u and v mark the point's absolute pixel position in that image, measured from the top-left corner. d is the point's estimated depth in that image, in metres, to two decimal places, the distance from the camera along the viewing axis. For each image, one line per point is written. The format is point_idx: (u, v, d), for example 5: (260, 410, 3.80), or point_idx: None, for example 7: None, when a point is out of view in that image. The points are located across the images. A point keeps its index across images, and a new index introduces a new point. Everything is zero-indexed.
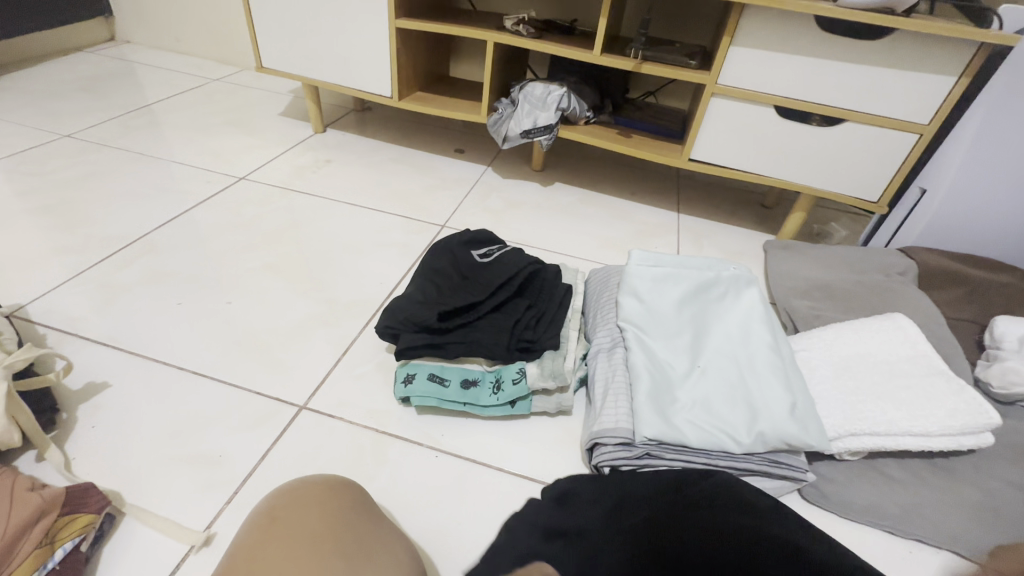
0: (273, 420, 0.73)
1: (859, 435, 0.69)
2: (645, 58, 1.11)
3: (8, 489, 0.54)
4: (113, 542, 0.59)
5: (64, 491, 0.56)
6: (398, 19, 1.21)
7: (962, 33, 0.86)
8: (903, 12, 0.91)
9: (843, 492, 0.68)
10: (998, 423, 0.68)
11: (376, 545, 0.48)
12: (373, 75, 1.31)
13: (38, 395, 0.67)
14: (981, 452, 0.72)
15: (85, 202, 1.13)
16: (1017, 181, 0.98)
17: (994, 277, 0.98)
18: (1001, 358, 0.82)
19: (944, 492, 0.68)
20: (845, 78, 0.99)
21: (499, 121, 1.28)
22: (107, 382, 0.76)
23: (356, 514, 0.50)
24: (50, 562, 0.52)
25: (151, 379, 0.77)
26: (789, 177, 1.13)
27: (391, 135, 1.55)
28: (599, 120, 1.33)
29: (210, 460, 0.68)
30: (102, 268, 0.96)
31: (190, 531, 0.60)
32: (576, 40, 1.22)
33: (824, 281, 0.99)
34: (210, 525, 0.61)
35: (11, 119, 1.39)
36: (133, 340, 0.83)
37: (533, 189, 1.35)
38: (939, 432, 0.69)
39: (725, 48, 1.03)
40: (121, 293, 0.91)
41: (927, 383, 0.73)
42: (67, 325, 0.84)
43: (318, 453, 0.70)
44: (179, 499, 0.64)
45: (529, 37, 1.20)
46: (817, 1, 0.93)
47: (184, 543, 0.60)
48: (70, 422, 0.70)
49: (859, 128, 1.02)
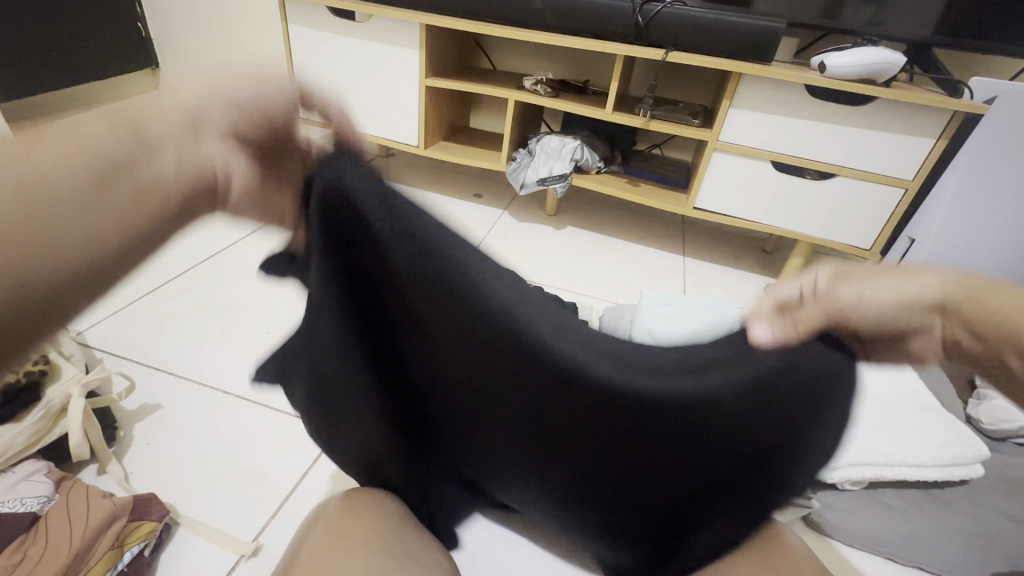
0: (312, 443, 0.78)
1: (859, 465, 0.74)
2: (653, 116, 1.21)
3: (84, 496, 0.60)
4: (168, 550, 0.64)
5: (131, 500, 0.62)
6: (428, 78, 1.34)
7: (937, 102, 0.97)
8: (883, 83, 1.02)
9: (847, 521, 0.72)
10: (986, 455, 0.75)
11: (421, 553, 0.53)
12: (402, 127, 1.43)
13: (103, 413, 0.74)
14: (975, 485, 0.77)
15: None
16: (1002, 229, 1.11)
17: None
18: (990, 396, 0.88)
19: (940, 520, 0.73)
20: (834, 138, 1.09)
21: (518, 169, 1.38)
22: (159, 403, 0.82)
23: (403, 524, 0.55)
24: (119, 564, 0.58)
25: (197, 400, 0.83)
26: (787, 225, 1.21)
27: (414, 180, 1.66)
28: (609, 169, 1.43)
29: (254, 477, 0.73)
30: (152, 298, 1.04)
31: (239, 541, 0.65)
32: (589, 99, 1.34)
33: None
34: (258, 537, 0.67)
35: None
36: (181, 364, 0.89)
37: (549, 232, 1.44)
38: (935, 463, 0.75)
39: (725, 109, 1.13)
40: (169, 321, 0.98)
41: (920, 418, 0.79)
42: (122, 350, 0.91)
43: (354, 475, 0.75)
44: (226, 514, 0.69)
45: (546, 95, 1.32)
46: (806, 71, 1.04)
47: (233, 553, 0.64)
48: (127, 439, 0.76)
49: (849, 182, 1.11)
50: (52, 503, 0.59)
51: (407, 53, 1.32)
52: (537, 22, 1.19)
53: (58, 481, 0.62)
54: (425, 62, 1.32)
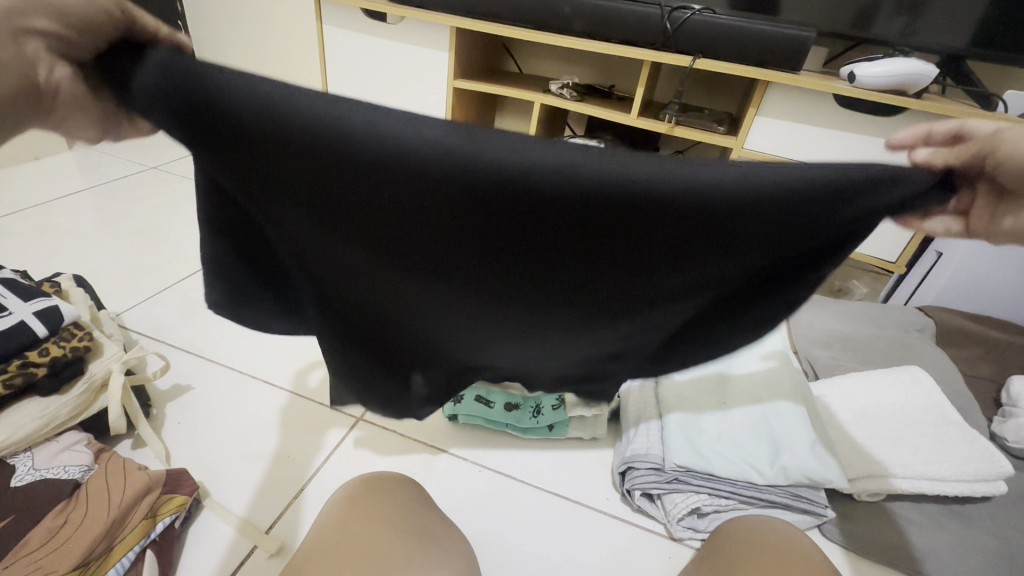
0: (333, 429, 0.81)
1: (878, 477, 0.74)
2: (678, 122, 1.21)
3: (122, 465, 0.63)
4: (196, 524, 0.67)
5: (164, 473, 0.65)
6: (456, 80, 1.36)
7: (970, 115, 0.95)
8: (915, 93, 1.01)
9: (864, 532, 0.72)
10: (1010, 472, 0.74)
11: (442, 535, 0.55)
12: None
13: (138, 391, 0.77)
14: (997, 501, 0.76)
15: (168, 225, 1.27)
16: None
17: (1012, 338, 1.03)
18: (1016, 414, 0.86)
19: (961, 537, 0.72)
20: (863, 148, 1.08)
21: None
22: (190, 385, 0.85)
23: (421, 507, 0.57)
24: (152, 533, 0.60)
25: (226, 382, 0.86)
26: None
27: None
28: None
29: (280, 459, 0.76)
30: (185, 285, 1.08)
31: (266, 538, 0.65)
32: (615, 104, 1.35)
33: (845, 334, 1.04)
34: (273, 526, 0.68)
35: (105, 151, 1.57)
36: (211, 348, 0.92)
37: None
38: (956, 477, 0.74)
39: (751, 117, 1.14)
40: (201, 307, 1.02)
41: (941, 432, 0.78)
42: (156, 333, 0.94)
43: (375, 462, 0.77)
44: (248, 496, 0.71)
45: (572, 99, 1.33)
46: (836, 80, 1.04)
47: (249, 541, 0.65)
48: (160, 417, 0.79)
49: None
50: (92, 472, 0.62)
51: (435, 54, 1.35)
52: (565, 27, 1.21)
53: (98, 452, 0.65)
54: (454, 63, 1.34)
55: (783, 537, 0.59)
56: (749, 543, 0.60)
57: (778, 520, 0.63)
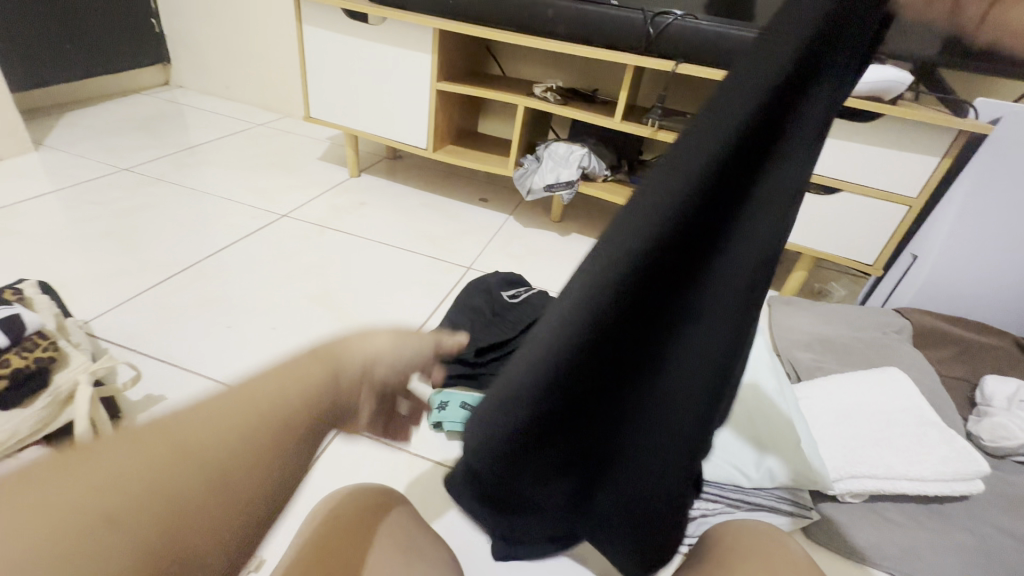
0: None
1: (860, 478, 0.75)
2: (661, 126, 1.22)
3: None
4: None
5: None
6: (439, 82, 1.35)
7: (940, 121, 0.98)
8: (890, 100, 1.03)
9: (847, 533, 0.73)
10: (987, 471, 0.76)
11: (427, 548, 0.53)
12: (412, 129, 1.44)
13: (107, 402, 0.74)
14: (974, 500, 0.78)
15: (140, 229, 1.23)
16: (996, 262, 1.07)
17: (986, 339, 1.05)
18: (990, 413, 0.88)
19: (940, 535, 0.73)
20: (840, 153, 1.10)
21: (525, 174, 1.39)
22: (163, 395, 0.82)
23: (406, 519, 0.55)
24: None
25: (202, 392, 0.83)
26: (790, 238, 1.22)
27: (421, 182, 1.67)
28: (616, 178, 1.44)
29: None
30: (157, 291, 1.04)
31: None
32: (598, 107, 1.35)
33: (825, 335, 1.05)
34: None
35: (74, 152, 1.51)
36: (185, 356, 0.89)
37: (553, 238, 1.45)
38: (936, 477, 0.75)
39: None
40: (174, 314, 0.98)
41: (920, 432, 0.79)
42: (127, 341, 0.91)
43: (356, 472, 0.75)
44: None
45: (555, 103, 1.33)
46: None
47: None
48: (131, 429, 0.76)
49: (853, 197, 1.12)
50: None
51: (417, 56, 1.33)
52: (548, 30, 1.20)
53: None
54: (437, 66, 1.33)
55: (768, 539, 0.60)
56: (738, 548, 0.59)
57: (767, 525, 0.63)
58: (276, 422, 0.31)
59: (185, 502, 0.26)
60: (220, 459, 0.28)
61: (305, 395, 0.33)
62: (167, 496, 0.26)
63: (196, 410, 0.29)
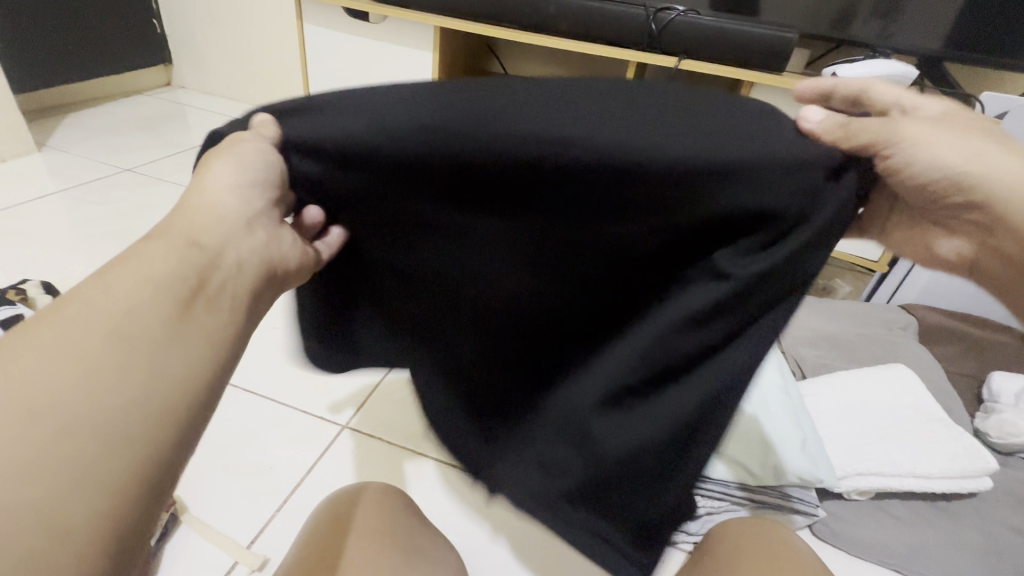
0: (318, 438, 0.78)
1: (866, 475, 0.74)
2: None
3: None
4: (172, 542, 0.64)
5: None
6: (441, 80, 1.34)
7: None
8: None
9: (854, 531, 0.72)
10: (995, 468, 0.75)
11: (431, 546, 0.54)
12: None
13: None
14: (982, 497, 0.77)
15: (143, 229, 1.23)
16: None
17: (993, 335, 1.04)
18: (998, 410, 0.87)
19: (947, 533, 0.72)
20: None
21: None
22: None
23: (411, 518, 0.55)
24: None
25: None
26: None
27: None
28: None
29: (260, 470, 0.73)
30: None
31: (247, 553, 0.63)
32: None
33: (830, 332, 1.04)
34: (254, 541, 0.65)
35: (76, 153, 1.52)
36: None
37: None
38: (944, 475, 0.75)
39: None
40: None
41: (928, 430, 0.79)
42: None
43: (360, 470, 0.75)
44: (227, 512, 0.68)
45: None
46: (817, 81, 1.05)
47: (230, 557, 0.63)
48: None
49: None
50: None
51: (420, 54, 1.33)
52: (549, 27, 1.20)
53: None
54: (439, 64, 1.32)
55: (775, 537, 0.59)
56: (746, 546, 0.59)
57: (774, 524, 0.62)
58: (135, 341, 0.29)
59: (75, 451, 0.26)
60: (93, 355, 0.28)
61: (165, 290, 0.31)
62: (47, 449, 0.25)
63: (50, 323, 0.29)
